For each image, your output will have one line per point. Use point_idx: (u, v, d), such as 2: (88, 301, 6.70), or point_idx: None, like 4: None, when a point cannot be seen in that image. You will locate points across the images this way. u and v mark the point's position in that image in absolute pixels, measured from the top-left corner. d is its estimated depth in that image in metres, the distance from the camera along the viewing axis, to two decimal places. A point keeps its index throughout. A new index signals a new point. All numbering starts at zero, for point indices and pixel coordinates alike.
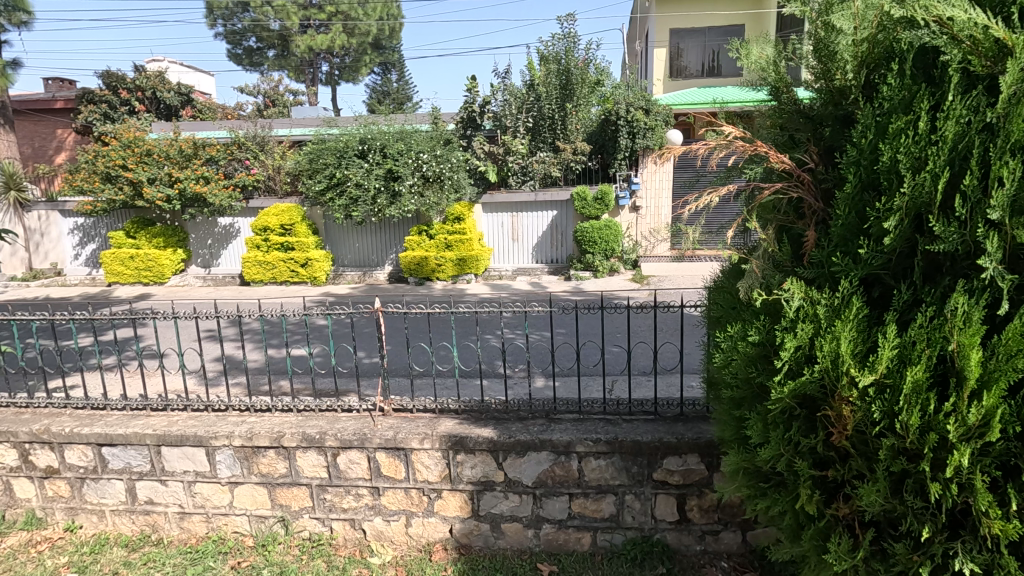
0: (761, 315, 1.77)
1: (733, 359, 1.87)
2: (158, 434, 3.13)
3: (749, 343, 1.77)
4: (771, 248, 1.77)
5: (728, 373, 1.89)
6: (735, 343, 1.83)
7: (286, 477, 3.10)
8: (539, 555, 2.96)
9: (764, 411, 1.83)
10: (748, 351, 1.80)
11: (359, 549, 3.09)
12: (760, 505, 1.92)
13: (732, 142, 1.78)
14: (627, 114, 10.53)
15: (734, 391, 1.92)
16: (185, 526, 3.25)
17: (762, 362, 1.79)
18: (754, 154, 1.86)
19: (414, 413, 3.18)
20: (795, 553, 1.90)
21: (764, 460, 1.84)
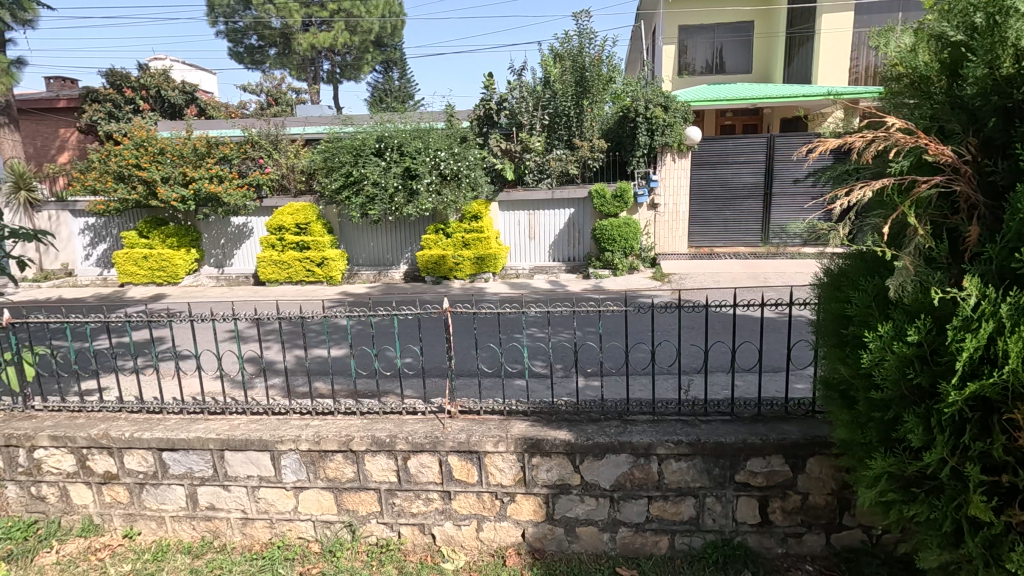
0: (924, 313, 1.76)
1: (884, 360, 1.83)
2: (221, 438, 3.07)
3: (908, 343, 1.75)
4: (926, 243, 1.76)
5: (876, 376, 1.85)
6: (890, 343, 1.80)
7: (353, 482, 3.04)
8: (616, 559, 2.90)
9: (922, 414, 1.80)
10: (906, 352, 1.77)
11: (429, 554, 3.03)
12: (910, 511, 1.88)
13: (895, 134, 1.83)
14: (645, 111, 10.43)
15: (880, 394, 1.88)
16: (248, 532, 3.19)
17: (922, 363, 1.78)
18: (910, 149, 1.87)
19: (481, 415, 3.12)
20: (942, 562, 1.83)
21: (926, 466, 1.81)
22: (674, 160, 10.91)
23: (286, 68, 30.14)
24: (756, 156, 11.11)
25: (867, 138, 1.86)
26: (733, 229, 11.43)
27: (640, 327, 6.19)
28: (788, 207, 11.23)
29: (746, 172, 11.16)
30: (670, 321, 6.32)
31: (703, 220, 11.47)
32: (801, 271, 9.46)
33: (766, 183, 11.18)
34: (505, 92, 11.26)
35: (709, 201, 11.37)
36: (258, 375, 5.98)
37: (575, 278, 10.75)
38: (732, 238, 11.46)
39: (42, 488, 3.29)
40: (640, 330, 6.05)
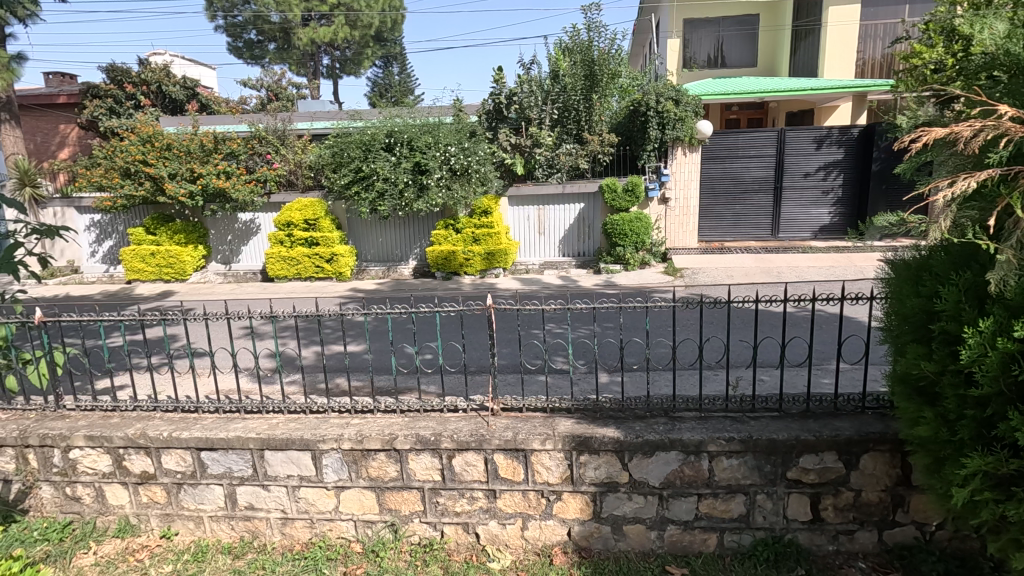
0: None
1: (985, 356, 1.84)
2: (261, 438, 3.03)
3: (1016, 338, 1.75)
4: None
5: (978, 371, 1.86)
6: (995, 338, 1.81)
7: (397, 481, 3.00)
8: (664, 557, 2.87)
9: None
10: (1012, 348, 1.78)
11: (474, 553, 3.00)
12: (1009, 509, 1.85)
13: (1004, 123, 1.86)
14: (657, 105, 10.35)
15: (980, 390, 1.88)
16: (287, 532, 3.15)
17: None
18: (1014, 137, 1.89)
19: (525, 413, 3.08)
20: None
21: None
22: (685, 154, 10.81)
23: (286, 63, 29.91)
24: (767, 150, 11.05)
25: (973, 128, 1.89)
26: (744, 223, 11.39)
27: (663, 323, 6.24)
28: (798, 201, 11.14)
29: (757, 166, 11.10)
30: (693, 316, 6.36)
31: (713, 215, 11.44)
32: (815, 265, 9.43)
33: (776, 177, 11.11)
34: (514, 86, 11.20)
35: (719, 195, 11.34)
36: (278, 373, 5.94)
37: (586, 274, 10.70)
38: (742, 232, 11.42)
39: (77, 489, 3.25)
40: (663, 326, 6.10)
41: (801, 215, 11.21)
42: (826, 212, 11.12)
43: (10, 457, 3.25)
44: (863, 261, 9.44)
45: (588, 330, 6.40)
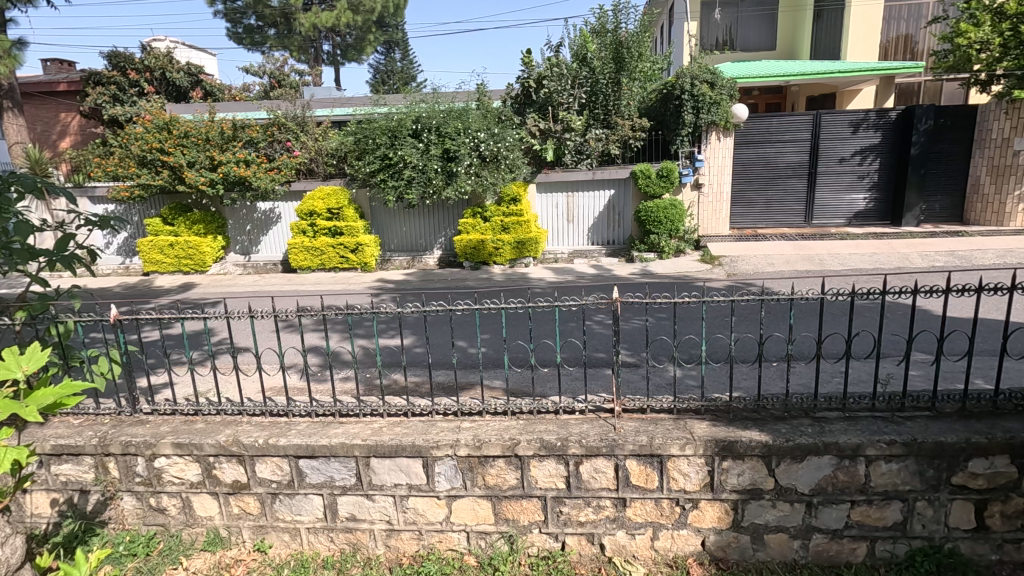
0: None
1: None
2: (368, 444, 2.79)
3: None
4: None
5: None
6: None
7: (516, 490, 2.78)
8: (811, 569, 2.66)
9: None
10: None
11: (600, 566, 2.78)
12: None
13: None
14: (692, 88, 10.05)
15: None
16: (392, 544, 2.93)
17: None
18: None
19: (651, 415, 2.85)
20: None
21: None
22: (719, 139, 10.52)
23: (287, 49, 29.28)
24: (802, 134, 10.77)
25: None
26: (777, 210, 11.14)
27: (723, 315, 6.09)
28: (832, 186, 10.88)
29: (791, 150, 10.84)
30: (752, 309, 6.22)
31: (745, 201, 11.19)
32: (856, 252, 9.22)
33: (811, 162, 10.84)
34: (543, 69, 10.91)
35: (752, 181, 11.07)
36: (328, 368, 5.71)
37: (618, 262, 10.47)
38: (775, 219, 11.17)
39: (162, 500, 3.03)
40: (724, 319, 5.96)
41: (835, 201, 10.96)
42: (861, 198, 10.87)
43: (89, 466, 3.02)
44: (905, 247, 9.22)
45: (644, 323, 6.25)
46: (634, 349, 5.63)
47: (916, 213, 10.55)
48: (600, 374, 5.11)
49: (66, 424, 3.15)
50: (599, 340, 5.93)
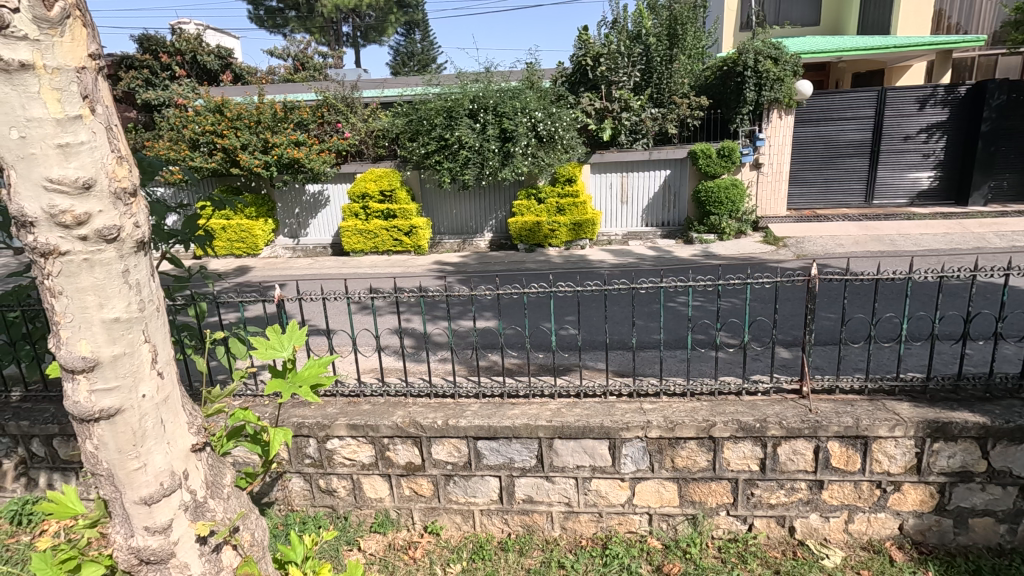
0: None
1: None
2: (554, 426, 2.74)
3: None
4: None
5: None
6: None
7: (706, 472, 2.71)
8: (1020, 554, 2.58)
9: None
10: None
11: (792, 549, 2.70)
12: None
13: None
14: (756, 65, 9.80)
15: None
16: (570, 526, 2.89)
17: None
18: None
19: (842, 396, 2.77)
20: None
21: None
22: (781, 117, 10.26)
23: (309, 32, 28.97)
24: (865, 111, 10.47)
25: None
26: (835, 190, 10.89)
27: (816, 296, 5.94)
28: (895, 164, 10.60)
29: (853, 128, 10.56)
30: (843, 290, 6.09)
31: (803, 180, 10.94)
32: (927, 232, 9.01)
33: (873, 140, 10.56)
34: (600, 47, 10.69)
35: (811, 159, 10.81)
36: (421, 350, 5.65)
37: (676, 244, 10.32)
38: (834, 199, 10.92)
39: (332, 481, 3.01)
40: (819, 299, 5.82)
41: (897, 180, 10.70)
42: (925, 177, 10.61)
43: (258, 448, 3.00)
44: (978, 227, 8.99)
45: (731, 304, 6.12)
46: (731, 330, 5.52)
47: (983, 191, 10.28)
48: (706, 356, 5.00)
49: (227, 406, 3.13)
50: (690, 320, 5.84)
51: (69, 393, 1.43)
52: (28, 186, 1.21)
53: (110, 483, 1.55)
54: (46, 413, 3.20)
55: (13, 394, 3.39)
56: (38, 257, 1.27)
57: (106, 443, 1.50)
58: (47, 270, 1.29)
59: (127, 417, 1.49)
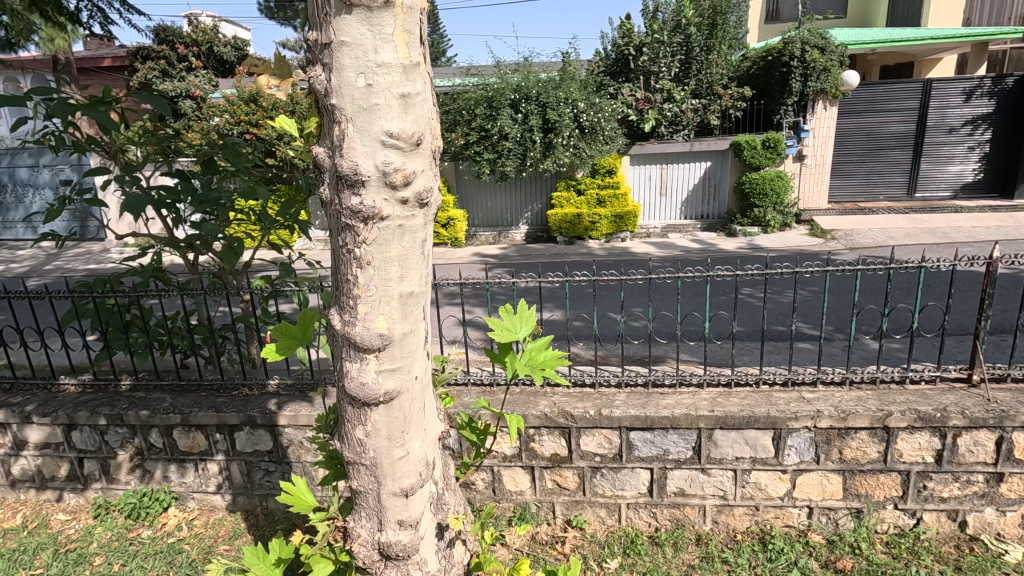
0: None
1: None
2: (717, 416, 2.63)
3: None
4: None
5: None
6: None
7: (876, 464, 2.60)
8: None
9: None
10: None
11: (965, 544, 2.59)
12: None
13: None
14: (802, 54, 9.65)
15: None
16: (723, 519, 2.78)
17: None
18: None
19: (1012, 386, 2.67)
20: None
21: None
22: (825, 108, 10.12)
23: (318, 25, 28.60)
24: (910, 103, 10.35)
25: None
26: (877, 182, 10.77)
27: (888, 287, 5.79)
28: (940, 157, 10.48)
29: (897, 120, 10.44)
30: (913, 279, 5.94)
31: (844, 173, 10.82)
32: (978, 225, 8.90)
33: (917, 132, 10.43)
34: (643, 37, 10.56)
35: (853, 152, 10.68)
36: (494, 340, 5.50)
37: (718, 237, 10.21)
38: (875, 192, 10.81)
39: (470, 474, 2.90)
40: (893, 290, 5.67)
41: (940, 172, 10.59)
42: (971, 169, 10.51)
43: None
44: None
45: (800, 296, 5.98)
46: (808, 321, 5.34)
47: None
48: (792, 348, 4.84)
49: None
50: (764, 312, 5.68)
51: (355, 374, 1.31)
52: (365, 140, 1.09)
53: (373, 475, 1.44)
54: (164, 402, 3.09)
55: (122, 383, 3.27)
56: (356, 223, 1.15)
57: (378, 430, 1.38)
58: (362, 236, 1.17)
59: (402, 401, 1.37)
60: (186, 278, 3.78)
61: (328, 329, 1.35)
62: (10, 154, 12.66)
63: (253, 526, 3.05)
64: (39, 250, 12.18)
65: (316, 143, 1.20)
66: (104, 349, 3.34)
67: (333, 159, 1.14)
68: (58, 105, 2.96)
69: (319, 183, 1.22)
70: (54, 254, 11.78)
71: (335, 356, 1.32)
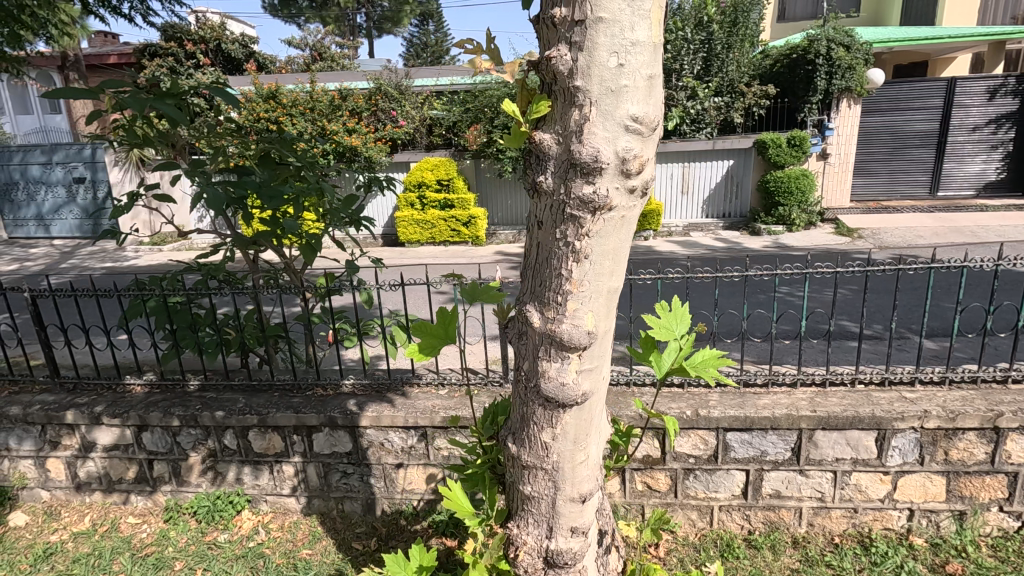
0: None
1: None
2: (820, 416, 2.57)
3: None
4: None
5: None
6: None
7: (983, 465, 2.56)
8: None
9: None
10: None
11: None
12: None
13: None
14: (828, 52, 9.59)
15: None
16: (820, 522, 2.72)
17: None
18: None
19: None
20: None
21: None
22: (850, 106, 10.06)
23: (322, 22, 28.44)
24: (933, 101, 10.31)
25: None
26: (899, 181, 10.75)
27: (928, 285, 5.77)
28: (962, 156, 10.48)
29: (921, 119, 10.41)
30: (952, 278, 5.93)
31: (866, 171, 10.78)
32: (1006, 224, 8.87)
33: (941, 130, 10.41)
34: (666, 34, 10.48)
35: (876, 150, 10.64)
36: None
37: (742, 235, 10.17)
38: (898, 190, 10.79)
39: None
40: (933, 288, 5.66)
41: (963, 171, 10.58)
42: (993, 168, 10.52)
43: None
44: None
45: (841, 294, 5.95)
46: (853, 319, 5.28)
47: None
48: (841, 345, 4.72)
49: (437, 396, 2.98)
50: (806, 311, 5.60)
51: (554, 375, 1.25)
52: (610, 124, 1.05)
53: (551, 480, 1.38)
54: (238, 403, 3.02)
55: (191, 383, 3.21)
56: (584, 214, 1.10)
57: (566, 433, 1.32)
58: (587, 228, 1.12)
59: (592, 403, 1.32)
60: (245, 276, 3.71)
61: (520, 327, 1.29)
62: (22, 151, 12.53)
63: (331, 529, 2.98)
64: (53, 248, 12.08)
65: (532, 130, 1.15)
66: (171, 349, 3.28)
67: (564, 146, 1.10)
68: (134, 97, 2.89)
69: (533, 173, 1.18)
70: (69, 253, 11.68)
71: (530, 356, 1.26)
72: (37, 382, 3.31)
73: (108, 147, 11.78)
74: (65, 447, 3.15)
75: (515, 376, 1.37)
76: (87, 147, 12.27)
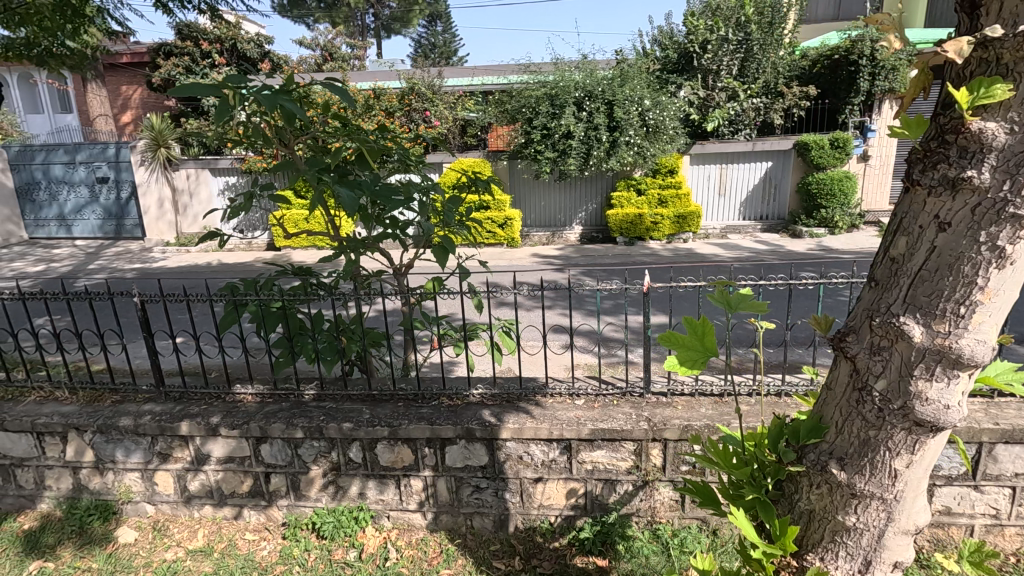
0: None
1: None
2: (1003, 430, 2.43)
3: None
4: None
5: None
6: None
7: None
8: None
9: None
10: None
11: None
12: None
13: None
14: (872, 53, 9.46)
15: None
16: (991, 540, 2.59)
17: None
18: None
19: None
20: None
21: None
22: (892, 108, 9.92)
23: (332, 23, 28.10)
24: None
25: None
26: None
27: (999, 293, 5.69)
28: None
29: None
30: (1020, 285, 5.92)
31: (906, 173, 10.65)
32: None
33: None
34: (706, 34, 10.26)
35: None
36: (611, 345, 5.15)
37: (782, 238, 10.08)
38: None
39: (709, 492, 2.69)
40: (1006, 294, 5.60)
41: None
42: None
43: (629, 452, 2.68)
44: None
45: None
46: None
47: None
48: None
49: (576, 406, 2.83)
50: None
51: (936, 398, 1.34)
52: None
53: (887, 511, 1.50)
54: (364, 414, 2.87)
55: (308, 392, 3.06)
56: None
57: (921, 458, 1.44)
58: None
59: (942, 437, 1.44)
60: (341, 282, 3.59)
61: (892, 345, 1.35)
62: (44, 151, 12.31)
63: (465, 547, 2.82)
64: (76, 249, 11.89)
65: (972, 119, 1.18)
66: (282, 358, 3.14)
67: (1018, 137, 1.15)
68: (266, 94, 2.90)
69: (957, 166, 1.21)
70: (93, 254, 11.49)
71: (912, 379, 1.34)
72: (140, 391, 3.17)
73: (133, 146, 11.58)
74: (176, 459, 3.00)
75: (864, 397, 1.43)
76: (110, 147, 12.06)
